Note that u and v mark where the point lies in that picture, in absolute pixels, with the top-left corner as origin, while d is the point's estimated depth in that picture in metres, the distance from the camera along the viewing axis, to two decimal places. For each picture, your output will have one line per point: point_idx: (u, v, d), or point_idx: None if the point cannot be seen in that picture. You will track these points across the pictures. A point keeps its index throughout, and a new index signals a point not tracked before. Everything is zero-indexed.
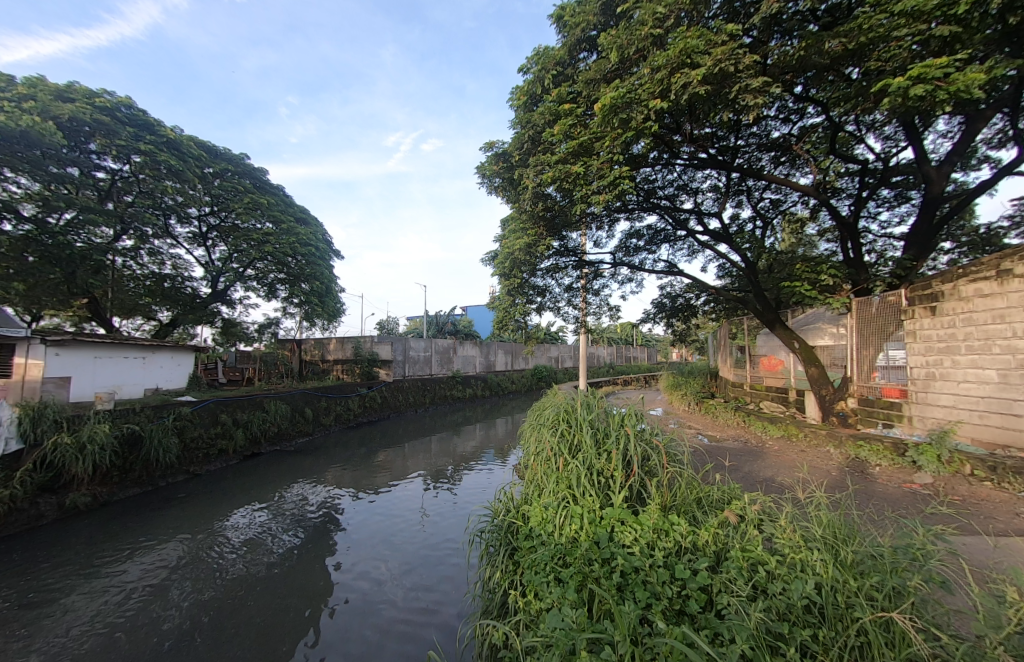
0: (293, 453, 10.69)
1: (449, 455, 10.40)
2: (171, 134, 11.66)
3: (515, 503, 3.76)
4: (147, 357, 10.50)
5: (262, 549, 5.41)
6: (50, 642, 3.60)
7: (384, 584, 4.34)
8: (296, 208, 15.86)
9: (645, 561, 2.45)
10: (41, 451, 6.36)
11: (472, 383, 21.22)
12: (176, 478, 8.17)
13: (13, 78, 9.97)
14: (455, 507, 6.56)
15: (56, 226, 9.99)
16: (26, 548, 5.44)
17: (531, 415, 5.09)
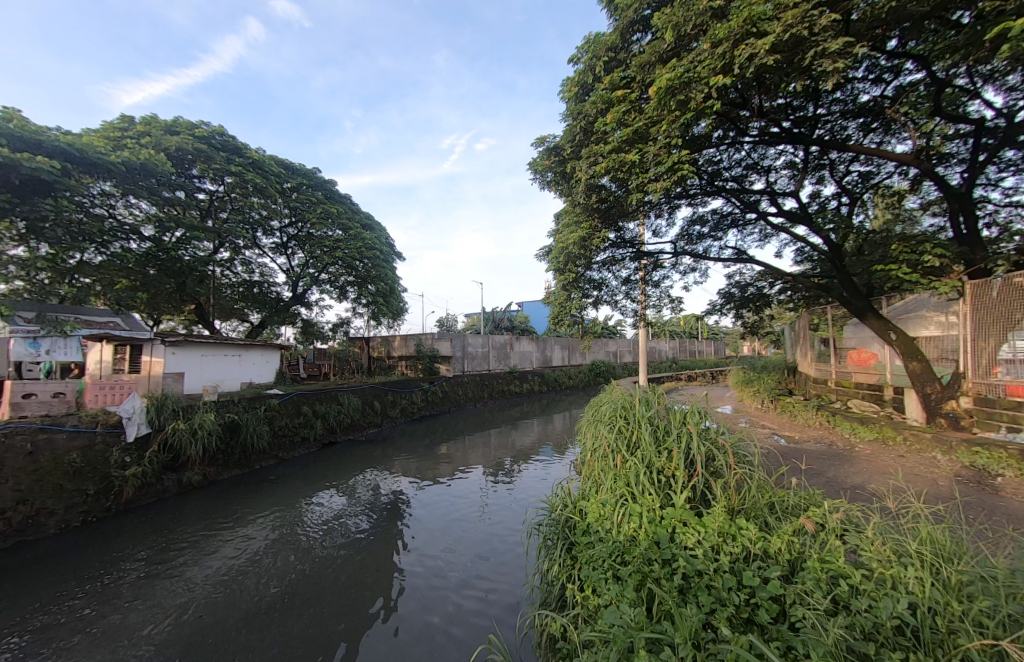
0: (364, 443, 11.51)
1: (508, 449, 10.55)
2: (255, 155, 13.05)
3: (574, 497, 3.71)
4: (243, 354, 11.80)
5: (341, 528, 5.90)
6: (176, 593, 4.33)
7: (445, 571, 4.51)
8: (361, 215, 16.98)
9: (708, 565, 2.32)
10: (164, 434, 7.42)
11: (528, 378, 21.38)
12: (267, 462, 9.16)
13: (134, 119, 11.74)
14: (514, 500, 6.64)
15: (170, 243, 11.42)
16: (156, 515, 6.50)
17: (589, 410, 5.00)
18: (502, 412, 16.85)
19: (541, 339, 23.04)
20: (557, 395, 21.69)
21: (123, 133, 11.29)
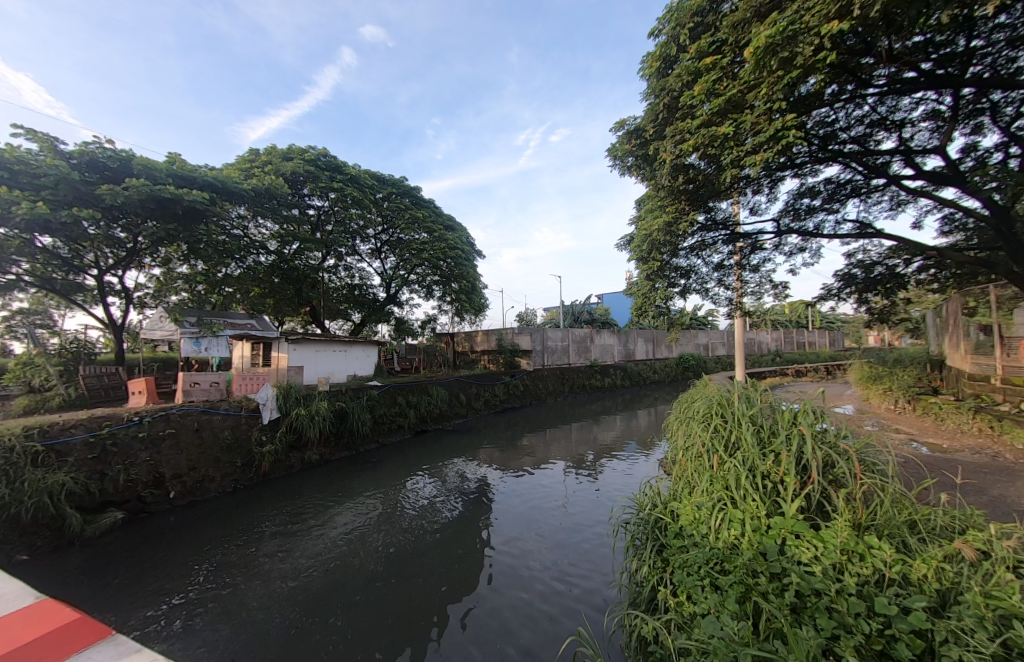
0: (451, 432, 12.26)
1: (591, 444, 10.41)
2: (352, 171, 14.54)
3: (666, 496, 3.53)
4: (348, 349, 13.18)
5: (434, 511, 6.36)
6: (302, 556, 5.11)
7: (530, 559, 4.64)
8: (444, 218, 17.98)
9: (829, 585, 2.03)
10: (289, 418, 8.68)
11: (610, 372, 20.87)
12: (369, 446, 10.24)
13: (259, 151, 13.85)
14: (598, 496, 6.54)
15: (289, 255, 13.51)
16: (284, 488, 7.66)
17: (681, 404, 4.71)
18: (582, 407, 16.68)
19: (622, 332, 22.28)
20: (640, 391, 20.83)
21: (252, 165, 13.42)
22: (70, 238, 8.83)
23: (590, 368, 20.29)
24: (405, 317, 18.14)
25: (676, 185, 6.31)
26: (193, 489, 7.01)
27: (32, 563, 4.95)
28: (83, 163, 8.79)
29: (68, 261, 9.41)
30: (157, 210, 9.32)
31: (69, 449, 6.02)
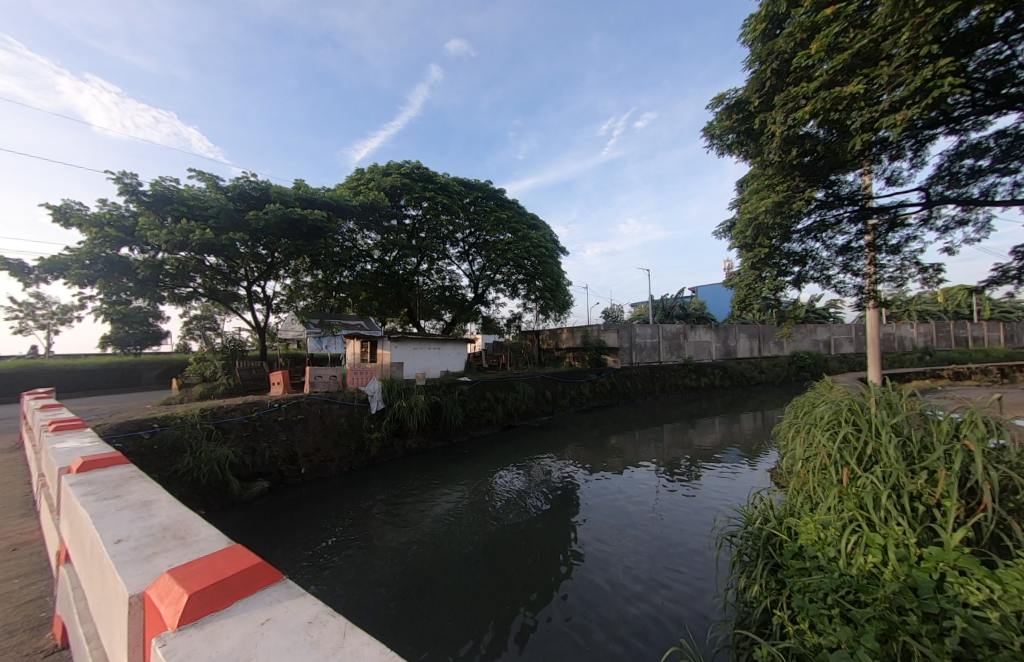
0: (538, 428, 12.47)
1: (687, 447, 9.77)
2: (443, 180, 15.57)
3: (783, 510, 3.15)
4: (441, 347, 14.03)
5: (522, 503, 6.53)
6: (405, 531, 5.66)
7: (621, 563, 4.51)
8: (527, 217, 18.31)
9: (1015, 639, 1.61)
10: (392, 409, 9.57)
11: (706, 371, 19.34)
12: (461, 438, 10.88)
13: (364, 170, 15.57)
14: (696, 505, 6.10)
15: (390, 261, 14.86)
16: (389, 471, 8.50)
17: (799, 408, 4.17)
18: (675, 408, 15.73)
19: (720, 327, 20.44)
20: (743, 393, 18.92)
21: (359, 183, 15.12)
22: (229, 257, 10.89)
23: (682, 367, 19.04)
24: (492, 315, 18.82)
25: (786, 160, 5.76)
26: (317, 466, 8.17)
27: (208, 516, 6.24)
28: (236, 194, 10.78)
29: (227, 276, 11.59)
30: (289, 229, 11.01)
31: (229, 427, 7.47)
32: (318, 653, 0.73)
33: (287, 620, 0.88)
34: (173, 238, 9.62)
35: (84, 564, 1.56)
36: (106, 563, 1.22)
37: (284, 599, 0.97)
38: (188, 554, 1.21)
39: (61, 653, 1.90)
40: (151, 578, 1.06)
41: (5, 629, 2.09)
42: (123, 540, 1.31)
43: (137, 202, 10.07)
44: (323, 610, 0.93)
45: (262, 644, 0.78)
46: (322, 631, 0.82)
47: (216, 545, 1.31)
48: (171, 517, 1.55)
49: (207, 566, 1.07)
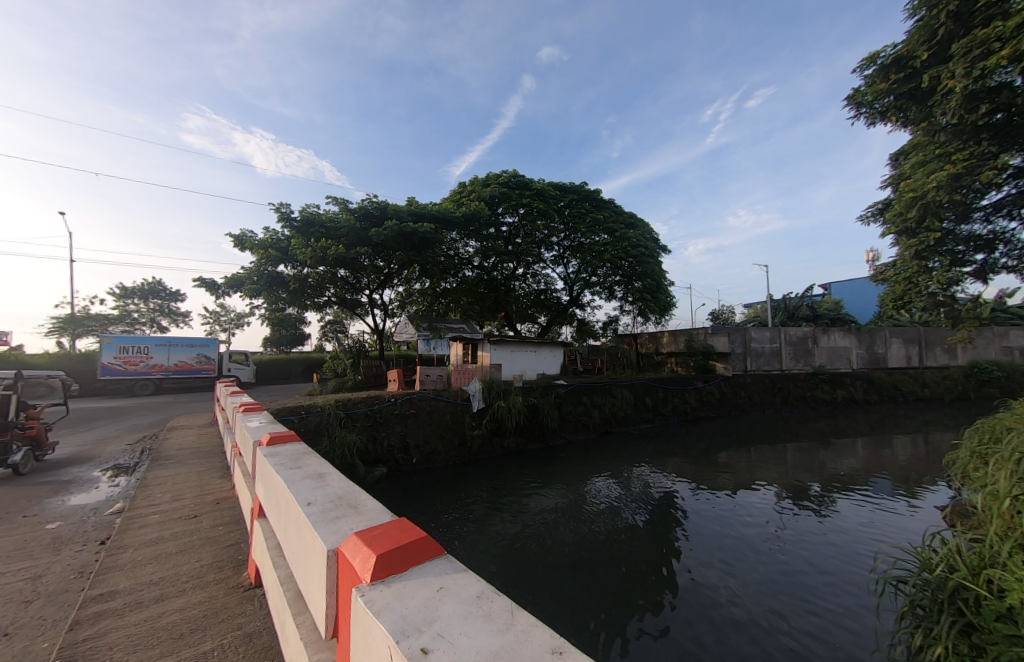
0: (638, 437, 11.99)
1: (824, 470, 8.49)
2: (538, 186, 15.96)
3: (978, 556, 2.52)
4: (537, 350, 14.35)
5: (619, 514, 6.38)
6: (505, 526, 5.99)
7: (736, 595, 4.13)
8: (625, 216, 17.84)
9: None
10: (491, 410, 10.02)
11: (843, 383, 16.56)
12: (557, 441, 10.98)
13: (466, 183, 16.69)
14: (832, 539, 5.26)
15: (489, 268, 15.63)
16: (490, 468, 8.97)
17: (1000, 427, 3.28)
18: (802, 425, 13.70)
19: (861, 330, 17.29)
20: (893, 411, 15.73)
21: (461, 195, 16.27)
22: (355, 269, 12.59)
23: (810, 377, 16.54)
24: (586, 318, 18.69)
25: (969, 122, 4.76)
26: (425, 457, 8.98)
27: None
28: (362, 214, 12.40)
29: (353, 285, 13.39)
30: (404, 242, 12.31)
31: (356, 416, 8.56)
32: (493, 626, 0.79)
33: (458, 591, 0.97)
34: (316, 255, 11.46)
35: (280, 520, 2.04)
36: (304, 519, 1.60)
37: (450, 572, 1.09)
38: (362, 522, 1.49)
39: (255, 590, 2.53)
40: (340, 538, 1.35)
41: (217, 564, 2.78)
42: (312, 502, 1.69)
43: (291, 226, 12.24)
44: (486, 588, 1.01)
45: (443, 609, 0.87)
46: (492, 606, 0.90)
47: (382, 516, 1.59)
48: (343, 487, 1.91)
49: (386, 532, 1.24)
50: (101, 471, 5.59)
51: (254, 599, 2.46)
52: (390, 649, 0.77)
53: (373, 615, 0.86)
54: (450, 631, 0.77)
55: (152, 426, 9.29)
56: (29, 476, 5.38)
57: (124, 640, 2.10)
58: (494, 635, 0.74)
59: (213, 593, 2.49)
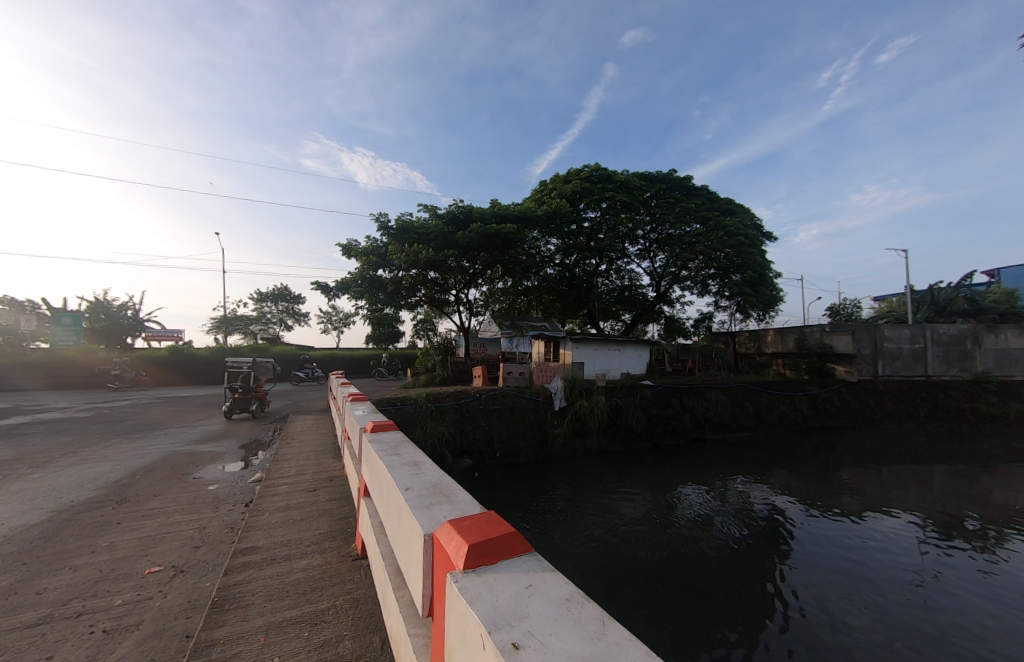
0: (736, 446, 11.00)
1: (992, 501, 6.90)
2: (622, 178, 15.40)
3: None
4: (621, 349, 14.12)
5: (715, 528, 5.94)
6: (586, 531, 5.96)
7: (858, 640, 3.58)
8: (720, 202, 16.47)
9: None
10: (573, 408, 9.98)
11: (1019, 395, 13.26)
12: (643, 444, 10.56)
13: (547, 181, 16.79)
14: (998, 591, 4.26)
15: (571, 265, 15.46)
16: (571, 468, 8.97)
17: None
18: (956, 444, 11.29)
19: None
20: None
21: (543, 194, 16.41)
22: (444, 270, 13.45)
23: (967, 386, 13.54)
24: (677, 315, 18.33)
25: None
26: (508, 452, 9.30)
27: None
28: (449, 219, 13.21)
29: (441, 286, 14.30)
30: (488, 243, 12.83)
31: (445, 409, 9.18)
32: (584, 632, 0.77)
33: (546, 591, 0.97)
34: (410, 258, 12.48)
35: (382, 501, 2.25)
36: (404, 503, 1.75)
37: (538, 570, 1.10)
38: (454, 511, 1.58)
39: (360, 560, 2.83)
40: (436, 524, 1.45)
41: (331, 534, 3.17)
42: (410, 488, 1.84)
43: (388, 234, 13.49)
44: (576, 592, 0.99)
45: (532, 606, 0.88)
46: (582, 611, 0.88)
47: (472, 507, 1.67)
48: (435, 476, 2.04)
49: (476, 523, 1.30)
50: (245, 444, 6.77)
51: (360, 569, 2.75)
52: (482, 638, 0.79)
53: (467, 601, 0.90)
54: (541, 631, 0.76)
55: (282, 410, 11.03)
56: (198, 445, 6.75)
57: (262, 589, 2.50)
58: (585, 641, 0.71)
59: (328, 559, 2.84)
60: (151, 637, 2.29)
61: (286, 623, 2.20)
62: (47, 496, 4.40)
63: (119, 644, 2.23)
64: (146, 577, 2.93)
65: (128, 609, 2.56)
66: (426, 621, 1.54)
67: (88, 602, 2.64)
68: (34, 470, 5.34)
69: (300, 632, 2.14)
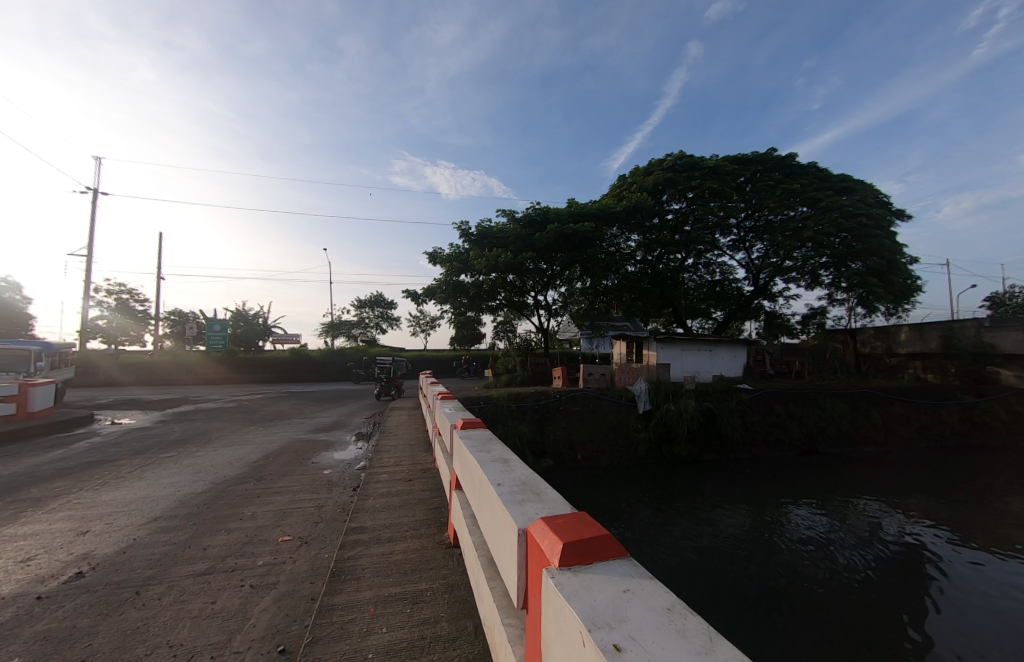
0: (860, 463, 9.61)
1: None
2: (711, 163, 14.23)
3: None
4: (713, 350, 13.46)
5: (831, 555, 5.30)
6: (677, 543, 5.72)
7: None
8: (832, 180, 14.49)
9: None
10: (660, 413, 9.53)
11: None
12: (742, 455, 9.72)
13: (625, 176, 16.25)
14: None
15: (654, 261, 14.65)
16: (659, 474, 8.65)
17: None
18: None
19: None
20: None
21: (621, 189, 15.91)
22: (522, 273, 13.78)
23: None
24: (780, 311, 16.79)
25: None
26: (589, 455, 9.18)
27: None
28: (527, 222, 13.47)
29: (519, 287, 14.58)
30: (565, 243, 12.85)
31: (526, 409, 9.42)
32: (692, 643, 0.72)
33: (645, 598, 0.94)
34: (490, 262, 13.02)
35: (474, 495, 2.39)
36: (496, 498, 1.84)
37: (635, 577, 1.07)
38: (546, 509, 1.61)
39: (453, 549, 3.03)
40: (528, 520, 1.49)
41: (427, 522, 3.43)
42: (501, 484, 1.92)
43: (469, 239, 14.20)
44: (678, 603, 0.95)
45: (631, 611, 0.86)
46: (685, 624, 0.82)
47: (562, 506, 1.69)
48: (524, 473, 2.11)
49: (568, 522, 1.31)
50: (351, 435, 7.68)
51: (452, 557, 2.93)
52: (581, 635, 0.79)
53: (564, 598, 0.92)
54: (643, 636, 0.74)
55: (378, 405, 12.25)
56: (315, 433, 7.83)
57: (370, 565, 2.81)
58: (694, 652, 0.67)
59: (424, 545, 3.08)
60: (284, 595, 2.71)
61: (392, 598, 2.44)
62: (208, 470, 5.45)
63: (262, 598, 2.67)
64: (281, 544, 3.47)
65: (268, 569, 3.06)
66: (519, 614, 1.59)
67: (239, 559, 3.22)
68: (201, 448, 6.67)
69: (404, 607, 2.36)
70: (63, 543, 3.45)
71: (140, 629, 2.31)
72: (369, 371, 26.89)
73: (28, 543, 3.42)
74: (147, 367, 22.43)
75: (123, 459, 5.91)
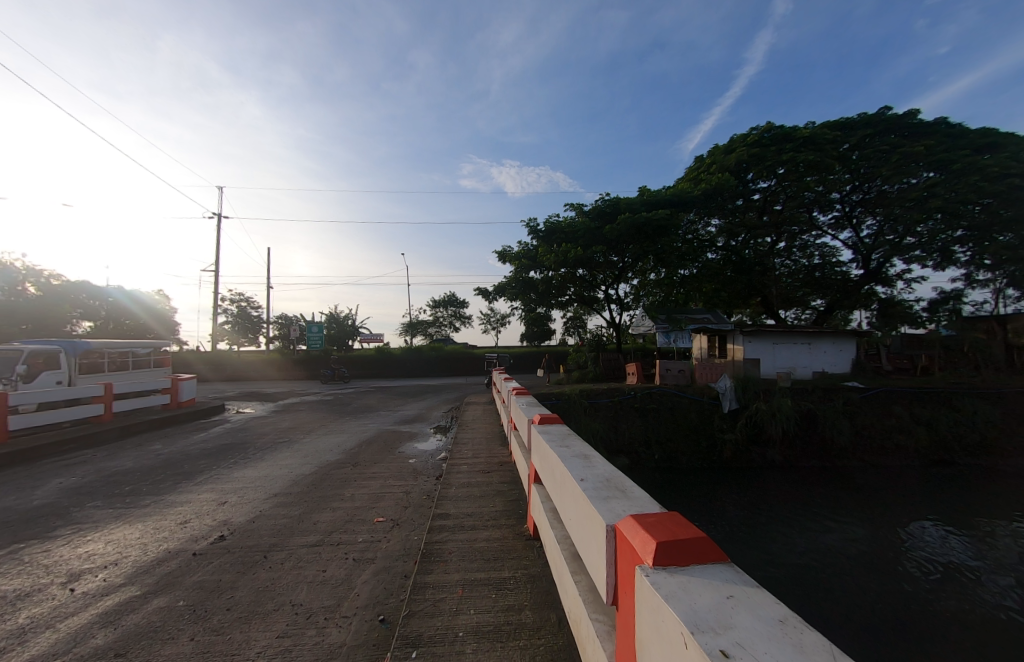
0: (1015, 479, 8.01)
1: None
2: (807, 132, 12.60)
3: None
4: (813, 344, 12.02)
5: (971, 585, 4.50)
6: (773, 554, 5.30)
7: None
8: (971, 136, 12.00)
9: None
10: (749, 412, 8.82)
11: None
12: (852, 462, 8.65)
13: (703, 156, 15.09)
14: None
15: (738, 247, 13.55)
16: (749, 479, 8.06)
17: None
18: None
19: None
20: None
21: (699, 171, 14.83)
22: (593, 267, 13.56)
23: None
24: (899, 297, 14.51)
25: None
26: (668, 454, 8.86)
27: None
28: (597, 214, 13.15)
29: (590, 281, 14.16)
30: (638, 234, 12.35)
31: (600, 405, 9.31)
32: (812, 655, 0.68)
33: (752, 606, 0.90)
34: (560, 259, 13.06)
35: (555, 488, 2.44)
36: (581, 493, 1.87)
37: (738, 583, 1.02)
38: (633, 508, 1.60)
39: (533, 541, 3.12)
40: (616, 517, 1.50)
41: (506, 514, 3.57)
42: (585, 480, 1.94)
43: (538, 237, 14.25)
44: (790, 614, 0.89)
45: (737, 617, 0.83)
46: (801, 637, 0.77)
47: (649, 504, 1.66)
48: (607, 470, 2.10)
49: (660, 522, 1.28)
50: (433, 428, 8.23)
51: (532, 549, 3.03)
52: (683, 636, 0.79)
53: (662, 597, 0.92)
54: (753, 644, 0.70)
55: (455, 400, 12.96)
56: (400, 425, 8.50)
57: (455, 550, 3.01)
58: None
59: (504, 535, 3.22)
60: (382, 570, 3.02)
61: (478, 582, 2.60)
62: (314, 456, 6.21)
63: (364, 571, 3.00)
64: (376, 524, 3.87)
65: (367, 546, 3.43)
66: (607, 611, 1.60)
67: (343, 535, 3.65)
68: (307, 436, 7.59)
69: (489, 593, 2.49)
70: (209, 510, 4.19)
71: (269, 587, 2.74)
72: (442, 366, 28.49)
73: (185, 509, 4.19)
74: (261, 364, 26.02)
75: (249, 444, 6.94)
